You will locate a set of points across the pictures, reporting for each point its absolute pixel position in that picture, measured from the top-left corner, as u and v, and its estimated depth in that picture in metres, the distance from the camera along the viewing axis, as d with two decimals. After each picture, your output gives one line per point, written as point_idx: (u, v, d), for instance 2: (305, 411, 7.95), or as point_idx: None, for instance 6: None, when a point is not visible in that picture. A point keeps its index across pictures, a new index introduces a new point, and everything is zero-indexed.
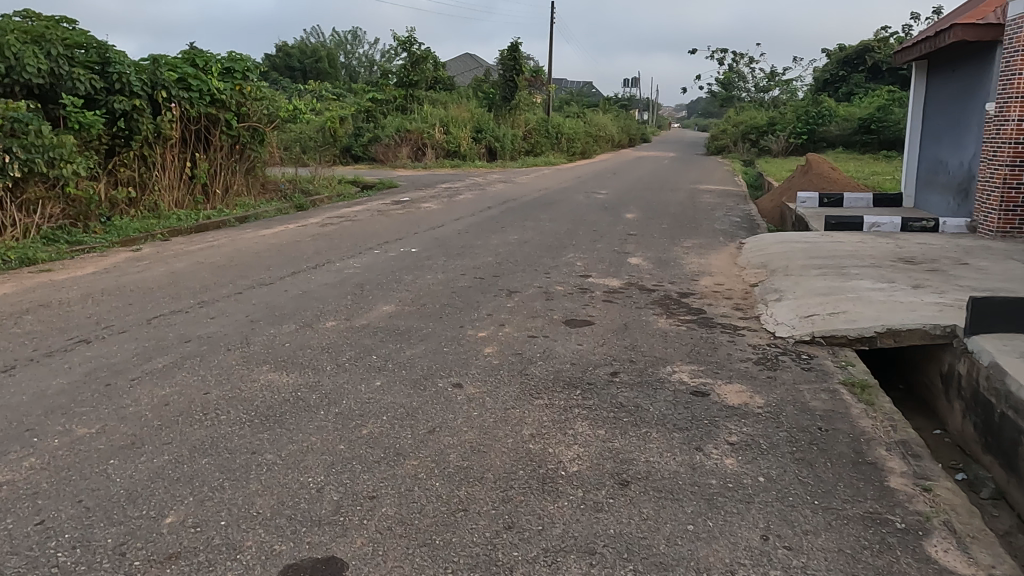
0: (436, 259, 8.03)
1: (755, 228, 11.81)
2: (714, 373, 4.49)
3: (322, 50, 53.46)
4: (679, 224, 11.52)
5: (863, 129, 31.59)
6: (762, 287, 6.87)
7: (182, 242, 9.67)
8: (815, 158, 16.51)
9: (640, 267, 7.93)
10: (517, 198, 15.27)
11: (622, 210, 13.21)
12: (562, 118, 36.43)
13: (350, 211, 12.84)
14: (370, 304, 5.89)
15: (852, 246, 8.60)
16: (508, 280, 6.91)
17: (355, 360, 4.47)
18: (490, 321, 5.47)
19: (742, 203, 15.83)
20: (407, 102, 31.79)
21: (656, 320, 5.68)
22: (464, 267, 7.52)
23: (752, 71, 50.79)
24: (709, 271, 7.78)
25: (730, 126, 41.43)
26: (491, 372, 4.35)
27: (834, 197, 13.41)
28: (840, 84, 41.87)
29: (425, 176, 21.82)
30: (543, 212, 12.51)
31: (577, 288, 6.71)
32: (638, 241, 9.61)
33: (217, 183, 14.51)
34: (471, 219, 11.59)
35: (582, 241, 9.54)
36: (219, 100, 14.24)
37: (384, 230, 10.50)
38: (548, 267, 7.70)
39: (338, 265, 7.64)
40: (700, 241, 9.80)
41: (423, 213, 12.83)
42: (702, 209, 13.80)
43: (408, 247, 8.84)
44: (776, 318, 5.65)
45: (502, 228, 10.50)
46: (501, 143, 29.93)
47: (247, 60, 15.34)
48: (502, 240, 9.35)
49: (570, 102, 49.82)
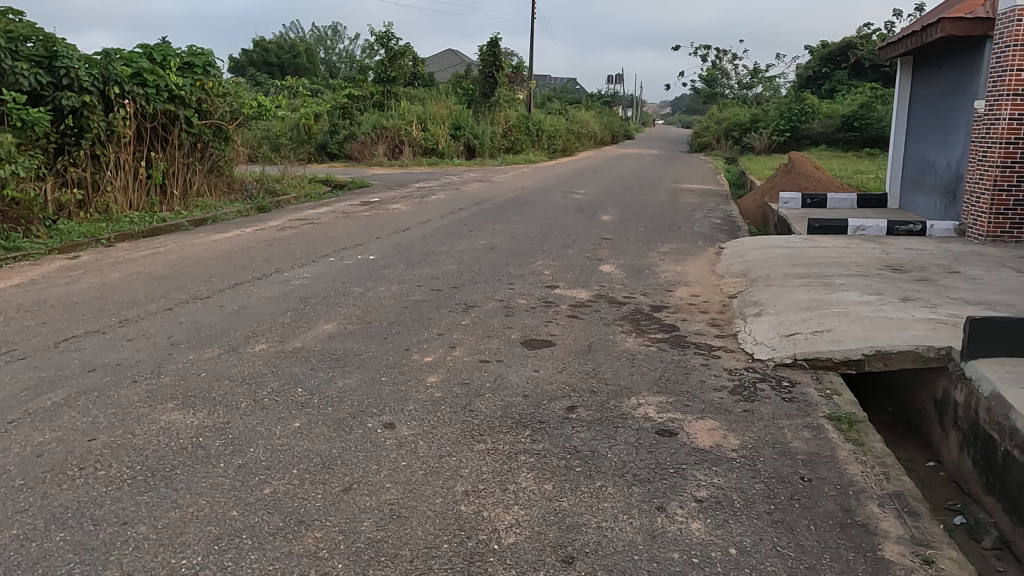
0: (393, 268, 7.48)
1: (736, 231, 11.35)
2: (684, 406, 3.98)
3: (300, 45, 52.61)
4: (657, 227, 11.04)
5: (847, 127, 31.33)
6: (741, 298, 6.38)
7: (126, 248, 9.06)
8: (798, 156, 16.08)
9: (612, 276, 7.42)
10: (492, 199, 14.75)
11: (599, 211, 12.72)
12: (543, 115, 35.92)
13: (314, 213, 12.28)
14: (310, 323, 5.35)
15: (836, 252, 8.15)
16: (467, 293, 6.38)
17: (277, 394, 3.92)
18: (440, 342, 4.95)
19: (723, 203, 15.38)
20: (384, 98, 31.14)
21: (623, 340, 5.18)
22: (422, 278, 6.98)
23: (735, 67, 50.54)
24: (685, 280, 7.30)
25: (712, 123, 41.09)
26: (430, 407, 3.82)
27: (817, 197, 12.99)
28: (823, 81, 41.64)
29: (399, 175, 21.25)
30: (515, 214, 11.99)
31: (542, 302, 6.20)
32: (612, 246, 9.11)
33: (177, 183, 13.90)
34: (439, 222, 11.05)
35: (553, 246, 9.03)
36: (177, 95, 13.71)
37: (344, 234, 9.93)
38: (513, 277, 7.19)
39: (286, 275, 7.08)
40: (678, 246, 9.32)
41: (390, 215, 12.27)
42: (681, 210, 13.34)
43: (366, 254, 8.28)
44: (754, 337, 5.16)
45: (469, 232, 9.96)
46: (480, 140, 29.38)
47: (208, 54, 14.71)
48: (468, 246, 8.83)
49: (553, 99, 49.34)
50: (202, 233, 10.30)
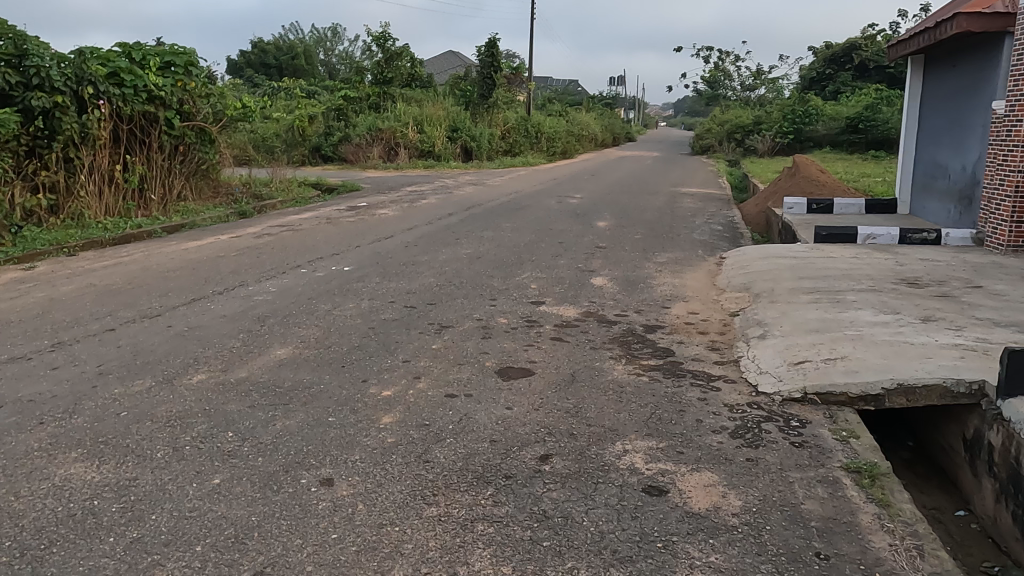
0: (367, 281, 6.93)
1: (738, 238, 10.79)
2: (677, 453, 3.42)
3: (298, 46, 52.10)
4: (655, 234, 10.48)
5: (851, 129, 30.74)
6: (743, 317, 5.82)
7: (89, 258, 8.52)
8: (803, 159, 15.51)
9: (603, 289, 6.87)
10: (484, 203, 14.20)
11: (595, 217, 12.16)
12: (542, 117, 35.37)
13: (296, 219, 11.73)
14: (263, 347, 4.80)
15: (846, 264, 7.59)
16: (443, 311, 5.83)
17: (203, 438, 3.38)
18: (404, 370, 4.40)
19: (724, 208, 14.81)
20: (380, 100, 30.61)
21: (612, 367, 4.62)
22: (397, 293, 6.43)
23: (738, 69, 49.96)
24: (683, 295, 6.74)
25: (714, 125, 40.51)
26: (379, 456, 3.27)
27: (824, 202, 12.42)
28: (827, 82, 41.06)
29: (393, 178, 20.71)
30: (507, 220, 11.43)
31: (525, 320, 5.64)
32: (606, 256, 8.56)
33: (157, 187, 13.38)
34: (425, 229, 10.51)
35: (543, 256, 8.48)
36: (157, 96, 13.18)
37: (323, 242, 9.39)
38: (496, 291, 6.63)
39: (250, 289, 6.53)
40: (676, 255, 8.76)
41: (376, 220, 11.72)
42: (681, 216, 12.78)
43: (341, 265, 7.73)
44: (758, 364, 4.59)
45: (455, 240, 9.41)
46: (478, 143, 28.84)
47: (190, 54, 14.17)
48: (452, 256, 8.28)
49: (553, 101, 48.78)
50: (174, 240, 9.76)
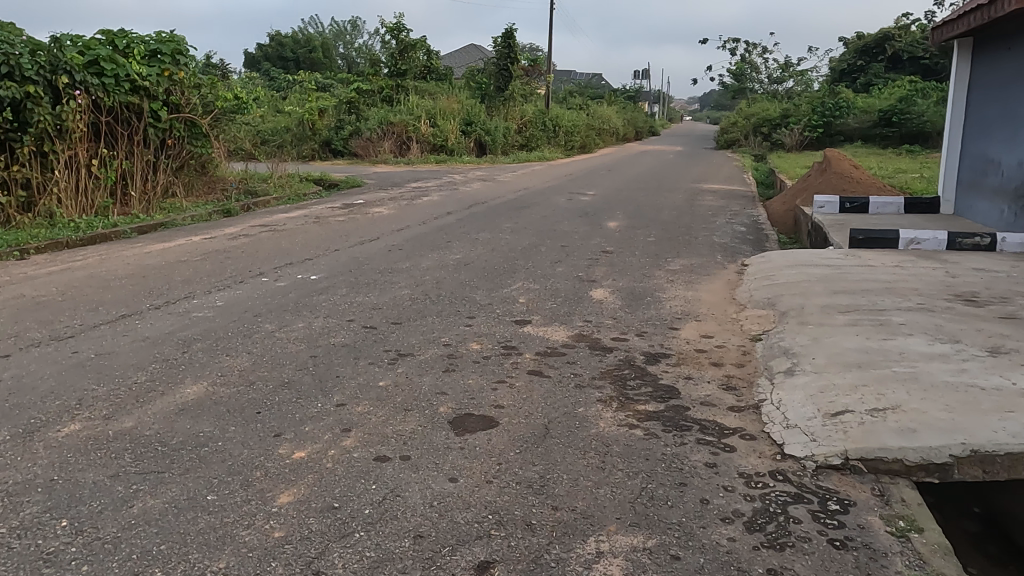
0: (332, 293, 6.04)
1: (762, 240, 9.75)
2: (671, 560, 2.48)
3: (316, 39, 51.45)
4: (669, 237, 9.48)
5: (884, 122, 29.31)
6: (766, 344, 4.84)
7: (40, 262, 7.74)
8: (834, 154, 14.37)
9: (603, 304, 5.90)
10: (489, 201, 13.26)
11: (606, 216, 11.18)
12: (561, 110, 34.31)
13: (281, 218, 10.93)
14: (172, 384, 3.93)
15: (888, 274, 6.56)
16: (409, 334, 4.91)
17: (25, 530, 2.50)
18: (333, 418, 3.49)
19: (749, 206, 13.73)
20: (394, 93, 29.78)
21: (598, 414, 3.68)
22: (360, 309, 5.53)
23: (765, 61, 48.43)
24: (696, 312, 5.76)
25: (740, 119, 39.15)
26: (254, 563, 2.37)
27: (858, 201, 11.33)
28: (858, 74, 39.52)
29: (400, 174, 19.87)
30: (507, 220, 10.51)
31: (502, 346, 4.71)
32: (612, 263, 7.59)
33: (143, 184, 12.65)
34: (417, 230, 9.60)
35: (541, 263, 7.52)
36: (141, 86, 12.45)
37: (301, 245, 8.53)
38: (477, 307, 5.70)
39: (195, 304, 5.68)
40: (692, 262, 7.77)
41: (368, 220, 10.86)
42: (701, 215, 11.75)
43: (309, 273, 6.85)
44: (785, 415, 3.60)
45: (446, 243, 8.51)
46: (493, 137, 27.89)
47: (179, 43, 13.43)
48: (436, 262, 7.38)
49: (574, 93, 47.63)
50: (142, 242, 8.97)
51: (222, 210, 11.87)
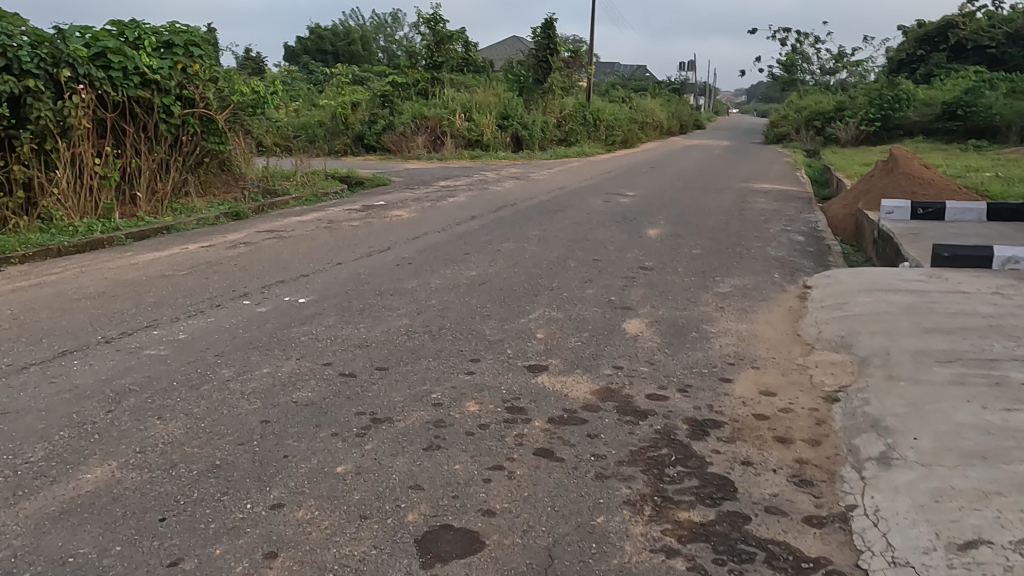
0: (317, 324, 5.14)
1: (825, 253, 8.57)
2: None
3: (356, 32, 51.02)
4: (717, 249, 8.37)
5: (948, 115, 27.41)
6: (846, 409, 3.76)
7: (14, 274, 7.02)
8: (902, 152, 13.02)
9: (638, 342, 4.88)
10: (518, 202, 12.29)
11: (646, 222, 10.10)
12: (602, 104, 33.07)
13: (290, 222, 10.14)
14: (72, 464, 3.05)
15: (988, 305, 5.39)
16: (393, 388, 3.96)
17: None
18: (258, 533, 2.57)
19: (805, 209, 12.47)
20: (429, 86, 28.97)
21: (623, 529, 2.68)
22: (342, 347, 4.62)
23: (818, 51, 46.37)
24: (752, 354, 4.71)
25: (791, 112, 37.38)
26: None
27: (932, 206, 10.14)
28: (918, 64, 37.37)
29: (430, 171, 19.00)
30: (536, 227, 9.53)
31: (506, 407, 3.73)
32: (651, 284, 6.54)
33: (153, 184, 11.98)
34: (434, 238, 8.68)
35: (568, 283, 6.51)
36: (152, 80, 11.78)
37: (302, 257, 7.67)
38: (484, 345, 4.74)
39: (153, 336, 4.84)
40: (746, 283, 6.67)
41: (386, 225, 9.98)
42: (753, 221, 10.58)
43: (298, 294, 5.97)
44: (888, 544, 2.55)
45: (462, 256, 7.56)
46: (530, 131, 26.86)
47: (193, 33, 12.73)
48: (447, 282, 6.43)
49: (617, 86, 46.27)
50: (135, 250, 8.22)
51: (230, 212, 11.12)
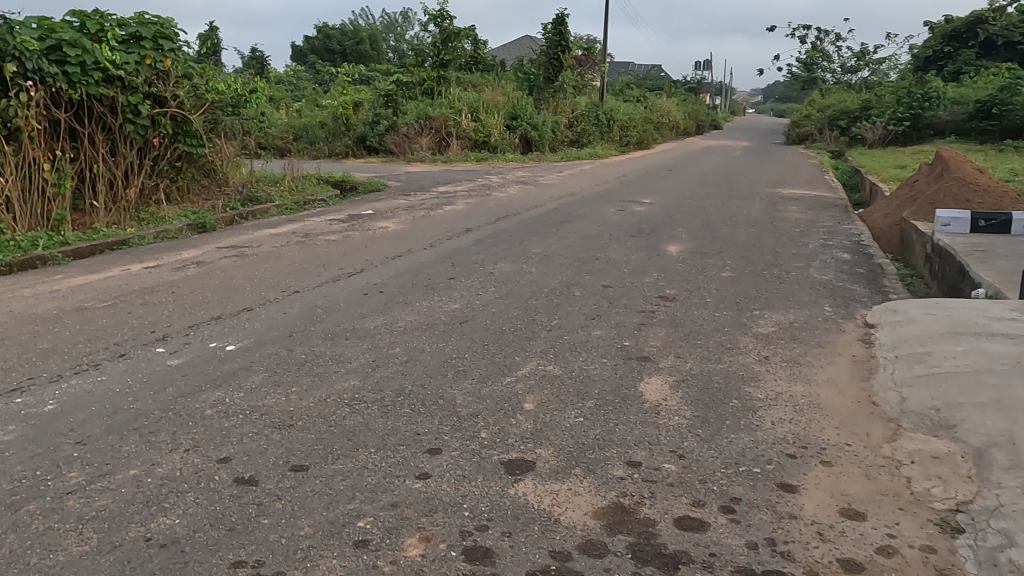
0: (236, 387, 3.90)
1: (878, 274, 7.25)
2: None
3: (364, 31, 49.97)
4: (750, 271, 7.08)
5: (982, 114, 25.83)
6: (981, 557, 2.48)
7: None
8: (951, 154, 11.64)
9: (661, 418, 3.62)
10: (522, 211, 11.04)
11: (664, 237, 8.81)
12: (616, 103, 31.73)
13: (258, 236, 8.91)
14: None
15: None
16: (305, 506, 2.73)
17: None
18: None
19: (843, 219, 11.12)
20: (435, 84, 27.77)
21: None
22: (256, 430, 3.37)
23: (839, 48, 44.71)
24: (818, 438, 3.44)
25: (814, 111, 35.85)
26: None
27: (996, 218, 8.90)
28: (945, 62, 35.65)
29: (432, 175, 17.75)
30: (539, 242, 8.27)
31: (464, 550, 2.48)
32: (675, 322, 5.26)
33: (116, 193, 10.84)
34: (418, 257, 7.43)
35: (571, 320, 5.26)
36: (115, 76, 10.64)
37: (256, 282, 6.45)
38: (450, 423, 3.50)
39: (9, 408, 3.60)
40: (792, 321, 5.38)
41: (367, 239, 8.75)
42: (788, 234, 9.26)
43: (230, 339, 4.75)
44: None
45: (447, 283, 6.31)
46: (540, 132, 25.55)
47: (164, 25, 11.57)
48: (421, 321, 5.18)
49: (632, 85, 44.89)
50: (67, 272, 7.03)
51: (195, 223, 9.90)
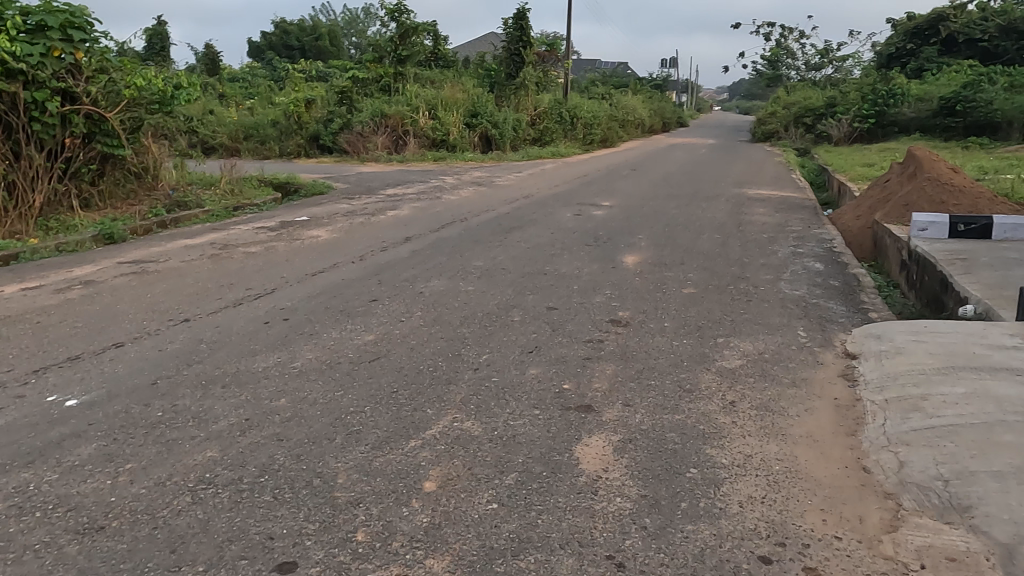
0: (53, 465, 3.01)
1: (853, 288, 6.55)
2: None
3: (323, 27, 48.67)
4: (714, 286, 6.33)
5: (946, 111, 25.57)
6: None
7: None
8: (924, 154, 11.06)
9: (597, 501, 2.82)
10: (471, 216, 10.21)
11: (622, 245, 8.03)
12: (580, 100, 31.00)
13: (169, 249, 7.92)
14: None
15: None
16: None
17: None
18: None
19: (813, 223, 10.47)
20: (392, 81, 26.78)
21: None
22: (51, 538, 2.49)
23: (803, 45, 44.51)
24: (797, 530, 2.66)
25: (779, 109, 35.54)
26: None
27: (975, 223, 8.29)
28: (909, 58, 35.50)
29: (384, 176, 16.80)
30: (482, 253, 7.44)
31: None
32: (625, 356, 4.47)
33: (20, 198, 9.78)
34: (341, 273, 6.55)
35: (504, 356, 4.43)
36: (16, 69, 9.56)
37: (144, 307, 5.52)
38: (319, 516, 2.66)
39: None
40: (762, 352, 4.62)
41: (292, 251, 7.83)
42: (755, 241, 8.55)
43: (78, 389, 3.83)
44: None
45: (367, 307, 5.44)
46: (500, 130, 24.66)
47: (75, 14, 10.49)
48: (323, 359, 4.32)
49: (597, 83, 44.25)
50: None
51: (99, 232, 8.74)
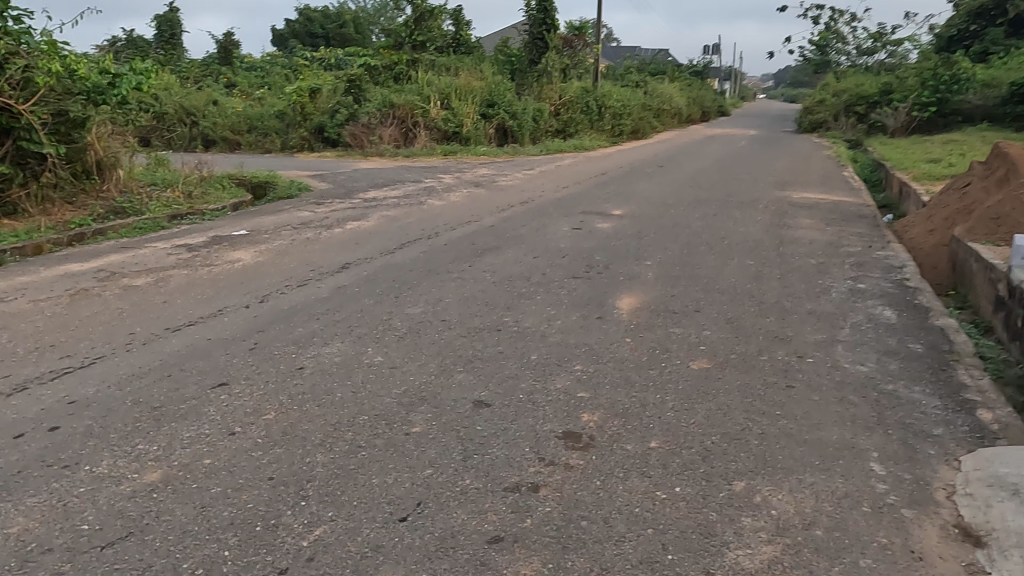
0: None
1: (943, 356, 4.50)
2: None
3: (348, 13, 47.16)
4: (737, 356, 4.33)
5: (1017, 99, 22.74)
6: None
7: None
8: (1017, 151, 8.80)
9: None
10: (445, 230, 8.33)
11: (619, 279, 6.08)
12: (610, 87, 28.87)
13: (38, 280, 6.21)
14: None
15: None
16: None
17: None
18: None
19: (874, 239, 8.33)
20: (406, 68, 25.00)
21: None
22: None
23: (853, 29, 41.38)
24: None
25: (828, 97, 32.80)
26: None
27: None
28: (972, 42, 32.37)
29: (378, 174, 15.00)
30: (428, 292, 5.57)
31: None
32: (565, 534, 2.55)
33: None
34: (216, 328, 4.73)
35: (352, 532, 2.55)
36: None
37: None
38: None
39: None
40: (809, 523, 2.65)
41: (189, 283, 6.05)
42: (799, 271, 6.48)
43: None
44: None
45: (200, 401, 3.59)
46: (519, 121, 22.63)
47: None
48: (29, 536, 2.48)
49: (633, 70, 41.93)
50: None
51: None
